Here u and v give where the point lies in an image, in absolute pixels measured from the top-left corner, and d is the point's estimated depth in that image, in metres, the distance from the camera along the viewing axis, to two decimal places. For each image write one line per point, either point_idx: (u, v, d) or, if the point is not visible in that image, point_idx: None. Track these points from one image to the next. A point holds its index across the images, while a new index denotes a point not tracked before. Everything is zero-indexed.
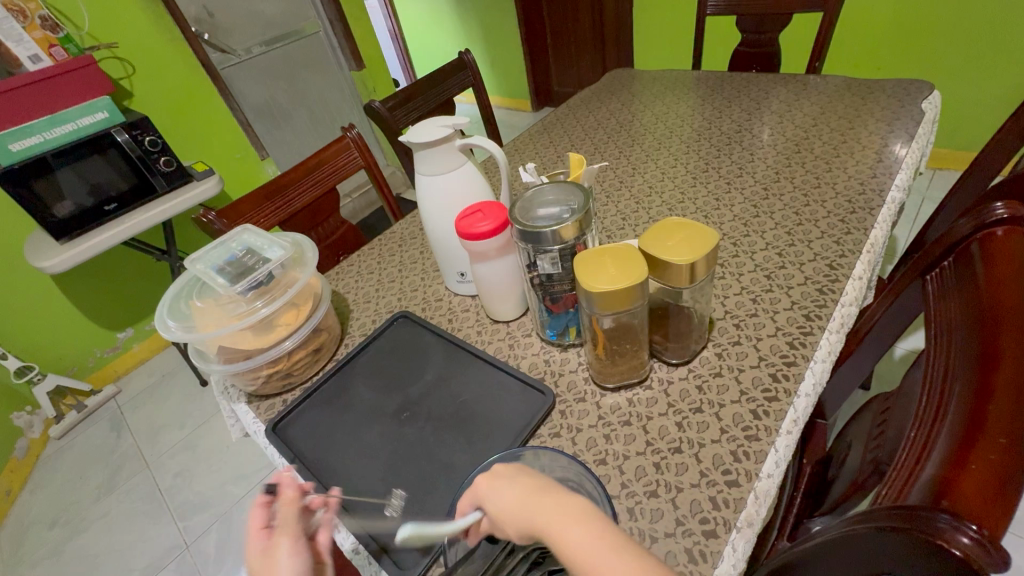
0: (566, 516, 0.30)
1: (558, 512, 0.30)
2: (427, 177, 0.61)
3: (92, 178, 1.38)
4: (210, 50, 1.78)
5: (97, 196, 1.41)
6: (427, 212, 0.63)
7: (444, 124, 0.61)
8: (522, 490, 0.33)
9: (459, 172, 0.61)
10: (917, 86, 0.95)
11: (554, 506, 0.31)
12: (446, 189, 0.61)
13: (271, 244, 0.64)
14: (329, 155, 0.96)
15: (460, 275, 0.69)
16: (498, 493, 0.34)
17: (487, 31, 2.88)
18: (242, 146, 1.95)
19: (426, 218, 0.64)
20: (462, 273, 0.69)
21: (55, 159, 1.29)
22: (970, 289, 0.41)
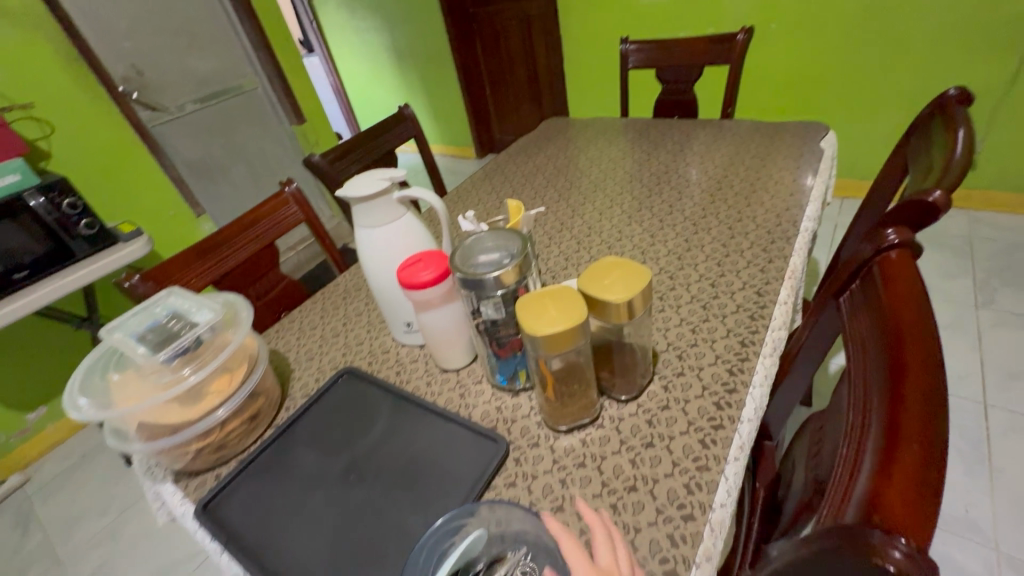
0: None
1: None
2: (368, 229, 0.61)
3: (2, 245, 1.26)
4: (139, 108, 1.73)
5: (6, 263, 1.28)
6: (370, 264, 0.62)
7: (383, 177, 0.61)
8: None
9: (401, 223, 0.61)
10: (815, 127, 1.06)
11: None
12: (389, 240, 0.60)
13: (200, 306, 0.60)
14: (267, 210, 0.93)
15: (406, 326, 0.68)
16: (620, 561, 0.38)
17: (428, 84, 2.98)
18: (174, 203, 1.87)
19: (369, 270, 0.63)
20: (409, 323, 0.67)
21: None
22: (875, 307, 0.44)
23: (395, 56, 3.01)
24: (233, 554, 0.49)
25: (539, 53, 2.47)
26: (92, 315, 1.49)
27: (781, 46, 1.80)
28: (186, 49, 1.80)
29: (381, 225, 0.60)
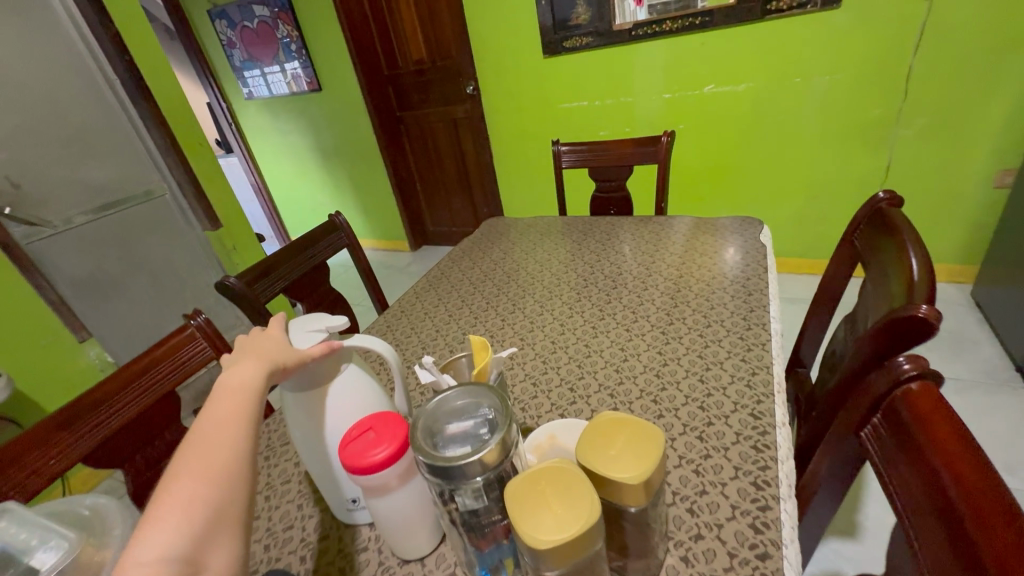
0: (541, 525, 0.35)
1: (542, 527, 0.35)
2: (295, 393, 0.49)
3: None
4: (11, 224, 1.49)
5: None
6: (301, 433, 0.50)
7: (317, 328, 0.51)
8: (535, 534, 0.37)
9: (344, 378, 0.50)
10: (748, 222, 1.11)
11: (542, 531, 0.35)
12: (332, 397, 0.49)
13: (44, 535, 0.39)
14: (166, 351, 0.76)
15: (351, 504, 0.53)
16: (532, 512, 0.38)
17: (356, 181, 2.95)
18: (52, 329, 1.62)
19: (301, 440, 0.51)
20: (354, 501, 0.53)
21: None
22: (917, 454, 0.39)
23: (321, 155, 2.98)
24: None
25: (468, 150, 2.55)
26: None
27: (691, 143, 1.98)
28: (79, 158, 1.62)
29: (320, 385, 0.49)
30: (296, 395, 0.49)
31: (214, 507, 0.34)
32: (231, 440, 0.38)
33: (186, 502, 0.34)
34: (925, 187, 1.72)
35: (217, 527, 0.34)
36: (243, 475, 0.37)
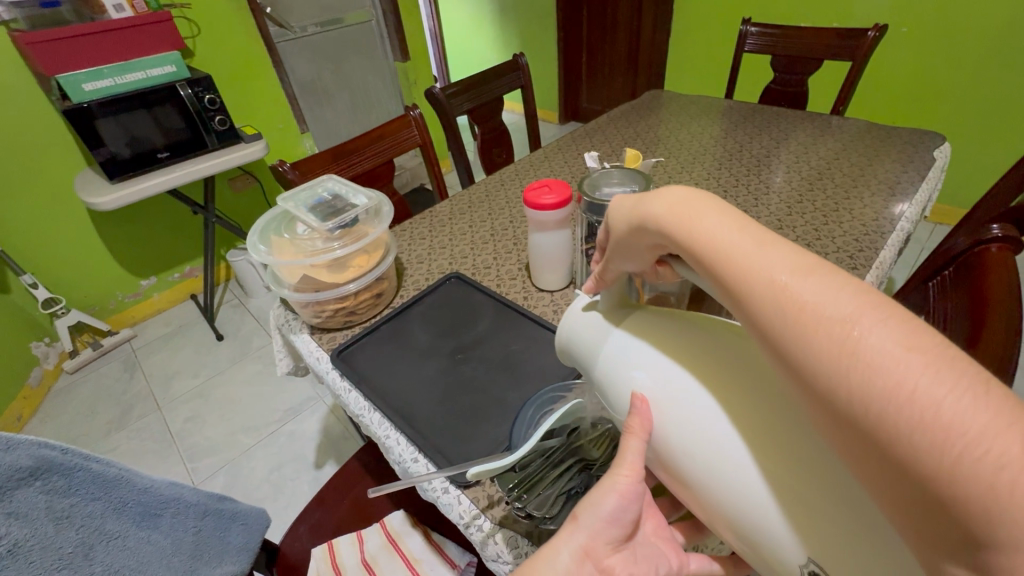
0: (705, 211, 0.29)
1: (690, 205, 0.30)
2: (630, 354, 0.35)
3: (134, 130, 1.43)
4: (269, 23, 1.86)
5: (137, 148, 1.46)
6: (611, 359, 0.36)
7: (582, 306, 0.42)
8: (628, 231, 0.35)
9: (600, 322, 0.38)
10: (931, 137, 1.05)
11: (689, 203, 0.30)
12: (603, 333, 0.37)
13: (356, 193, 0.73)
14: (392, 129, 1.04)
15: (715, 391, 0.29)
16: (620, 245, 0.36)
17: (525, 44, 3.00)
18: (284, 117, 2.05)
19: (621, 363, 0.35)
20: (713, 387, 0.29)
21: (104, 107, 1.35)
22: (966, 289, 0.49)
23: (498, 11, 3.03)
24: (364, 390, 0.61)
25: (645, 27, 2.43)
26: (209, 204, 1.66)
27: (908, 53, 1.71)
28: None
29: (597, 340, 0.38)
30: (639, 352, 0.34)
31: (705, 514, 0.31)
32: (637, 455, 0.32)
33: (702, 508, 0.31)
34: None
35: (728, 533, 0.30)
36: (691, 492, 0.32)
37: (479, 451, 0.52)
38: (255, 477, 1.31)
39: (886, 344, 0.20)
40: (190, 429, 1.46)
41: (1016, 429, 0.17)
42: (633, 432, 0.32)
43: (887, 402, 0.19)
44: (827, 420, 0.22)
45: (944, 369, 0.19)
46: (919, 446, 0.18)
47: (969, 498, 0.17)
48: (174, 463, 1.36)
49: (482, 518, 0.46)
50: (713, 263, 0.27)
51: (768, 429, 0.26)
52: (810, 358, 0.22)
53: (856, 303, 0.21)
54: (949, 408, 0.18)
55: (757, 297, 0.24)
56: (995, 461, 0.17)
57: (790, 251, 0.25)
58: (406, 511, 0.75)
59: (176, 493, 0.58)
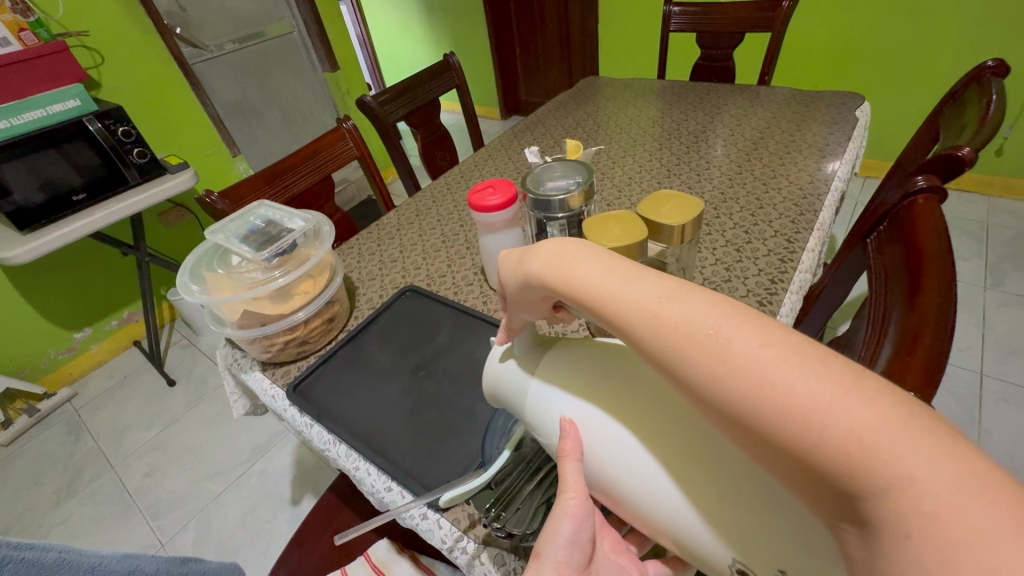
0: (578, 256, 0.28)
1: (564, 254, 0.29)
2: (557, 391, 0.33)
3: (45, 172, 1.31)
4: (182, 44, 1.75)
5: (51, 191, 1.34)
6: (540, 400, 0.34)
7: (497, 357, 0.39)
8: (516, 284, 0.33)
9: (518, 368, 0.37)
10: (851, 97, 1.09)
11: (564, 253, 0.29)
12: (527, 377, 0.36)
13: (291, 216, 0.69)
14: (326, 143, 1.00)
15: (643, 410, 0.29)
16: (514, 295, 0.34)
17: (456, 42, 2.96)
18: (212, 142, 1.94)
19: (550, 402, 0.34)
20: (642, 407, 0.29)
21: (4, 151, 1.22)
22: (900, 239, 0.51)
23: (425, 10, 2.98)
24: (325, 423, 0.57)
25: (574, 15, 2.44)
26: (140, 243, 1.55)
27: (823, 19, 1.79)
28: None
29: (524, 385, 0.36)
30: (564, 390, 0.33)
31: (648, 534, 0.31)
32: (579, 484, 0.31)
33: (645, 528, 0.30)
34: None
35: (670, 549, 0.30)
36: (636, 519, 0.31)
37: (454, 471, 0.50)
38: (227, 525, 1.24)
39: (744, 346, 0.20)
40: (150, 485, 1.36)
41: (847, 394, 0.18)
42: (567, 455, 0.31)
43: (755, 398, 0.19)
44: (719, 425, 0.22)
45: (795, 354, 0.19)
46: (791, 434, 0.19)
47: (832, 464, 0.18)
48: (136, 524, 1.27)
49: (465, 540, 0.45)
50: (593, 305, 0.26)
51: (681, 437, 0.27)
52: (690, 372, 0.22)
53: (713, 312, 0.22)
54: (800, 389, 0.19)
55: (637, 329, 0.24)
56: (843, 425, 0.18)
57: (654, 278, 0.25)
58: (390, 539, 0.72)
59: (132, 565, 0.53)
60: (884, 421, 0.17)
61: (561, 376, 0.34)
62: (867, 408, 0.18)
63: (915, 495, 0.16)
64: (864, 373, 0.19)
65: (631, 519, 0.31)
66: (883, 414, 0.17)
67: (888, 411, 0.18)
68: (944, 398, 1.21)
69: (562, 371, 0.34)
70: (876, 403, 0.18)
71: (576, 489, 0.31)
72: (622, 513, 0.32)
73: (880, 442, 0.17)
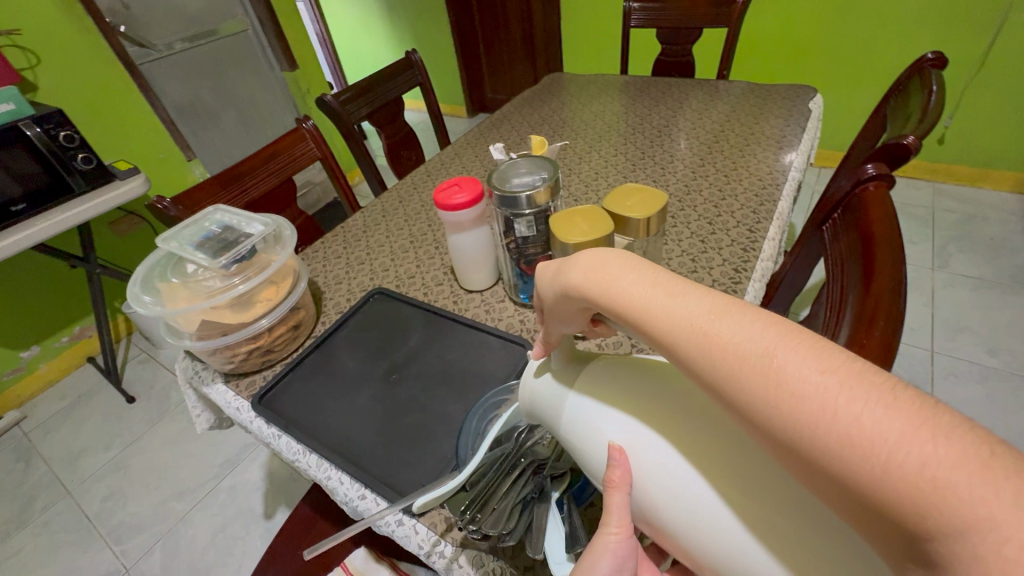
0: (620, 268, 0.28)
1: (606, 266, 0.29)
2: (600, 409, 0.33)
3: None
4: (126, 43, 1.66)
5: None
6: (580, 419, 0.34)
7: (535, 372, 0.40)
8: (555, 297, 0.33)
9: (558, 384, 0.37)
10: (804, 90, 1.13)
11: (606, 265, 0.29)
12: (570, 393, 0.36)
13: (249, 220, 0.67)
14: (285, 145, 0.97)
15: (692, 442, 0.28)
16: (552, 309, 0.34)
17: (419, 40, 2.93)
18: (164, 146, 1.86)
19: (591, 421, 0.33)
20: (693, 437, 0.28)
21: None
22: (854, 226, 0.53)
23: (384, 7, 2.92)
24: (294, 433, 0.56)
25: (536, 11, 2.44)
26: (89, 254, 1.47)
27: (775, 15, 1.85)
28: None
29: (562, 401, 0.36)
30: (607, 408, 0.33)
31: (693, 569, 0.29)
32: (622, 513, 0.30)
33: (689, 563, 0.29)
34: (1019, 85, 1.60)
35: None
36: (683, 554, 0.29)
37: (430, 474, 0.49)
38: (198, 546, 1.19)
39: (804, 370, 0.19)
40: (111, 509, 1.29)
41: (923, 427, 0.17)
42: (615, 486, 0.30)
43: (817, 424, 0.18)
44: (778, 452, 0.21)
45: (860, 382, 0.18)
46: (859, 466, 0.17)
47: (902, 503, 0.16)
48: (97, 551, 1.21)
49: (442, 544, 0.44)
50: (634, 318, 0.26)
51: (727, 463, 0.26)
52: (742, 394, 0.21)
53: (765, 334, 0.21)
54: (871, 423, 0.17)
55: (678, 345, 0.24)
56: (916, 461, 0.16)
57: (700, 293, 0.25)
58: (367, 547, 0.70)
59: None
60: (966, 461, 0.15)
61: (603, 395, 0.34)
62: (943, 446, 0.16)
63: (1002, 542, 0.14)
64: (939, 406, 0.17)
65: (676, 551, 0.30)
66: (964, 454, 0.16)
67: (969, 448, 0.16)
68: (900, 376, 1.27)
69: (605, 390, 0.34)
70: (954, 440, 0.16)
71: (617, 521, 0.30)
72: (664, 544, 0.30)
73: (958, 482, 0.15)
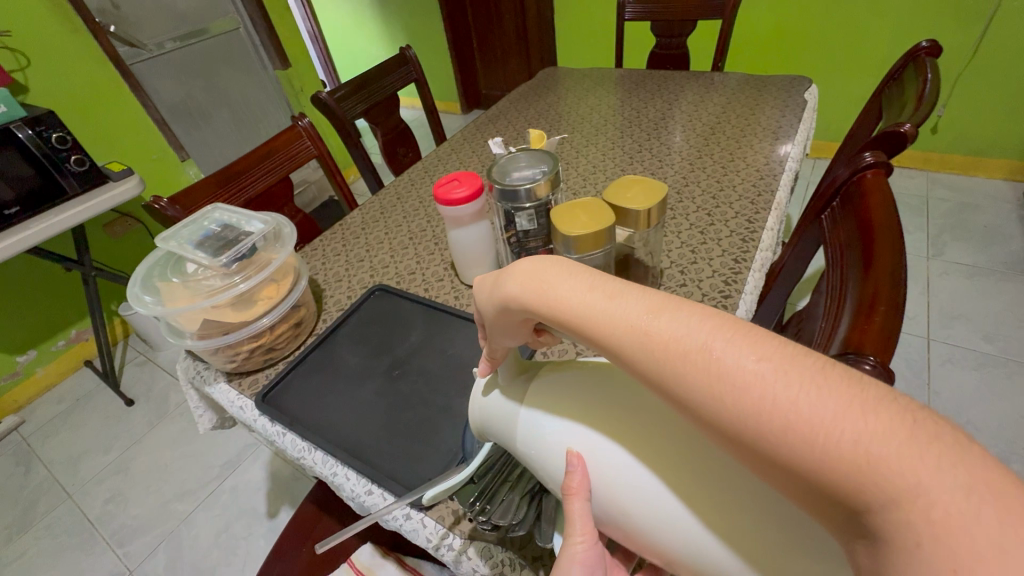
0: (557, 275, 0.27)
1: (545, 274, 0.27)
2: (550, 421, 0.33)
3: None
4: (117, 44, 1.64)
5: None
6: (532, 431, 0.34)
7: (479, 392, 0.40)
8: (493, 310, 0.31)
9: (506, 397, 0.37)
10: (799, 80, 1.14)
11: (544, 273, 0.27)
12: (518, 406, 0.36)
13: (248, 219, 0.66)
14: (281, 143, 0.96)
15: (643, 442, 0.29)
16: (491, 324, 0.33)
17: (412, 36, 2.90)
18: (157, 147, 1.84)
19: (543, 433, 0.33)
20: (642, 439, 0.29)
21: None
22: (853, 214, 0.53)
23: (377, 3, 2.90)
24: (299, 431, 0.56)
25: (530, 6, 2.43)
26: (85, 257, 1.46)
27: (770, 6, 1.85)
28: None
29: (513, 414, 0.36)
30: (558, 419, 0.33)
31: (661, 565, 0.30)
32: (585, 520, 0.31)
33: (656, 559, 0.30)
34: (1012, 73, 1.61)
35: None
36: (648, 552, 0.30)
37: (436, 468, 0.49)
38: (200, 547, 1.19)
39: (740, 360, 0.19)
40: (112, 512, 1.29)
41: (854, 403, 0.17)
42: (574, 493, 0.31)
43: (755, 415, 0.19)
44: (723, 444, 0.21)
45: (793, 367, 0.19)
46: (799, 452, 0.18)
47: (838, 479, 0.17)
48: (100, 554, 1.21)
49: (451, 537, 0.44)
50: (578, 326, 0.25)
51: (679, 450, 0.27)
52: (687, 392, 0.21)
53: (703, 328, 0.21)
54: (807, 405, 0.18)
55: (626, 350, 0.23)
56: (849, 439, 0.17)
57: (642, 293, 0.24)
58: (374, 543, 0.71)
59: None
60: (892, 432, 0.16)
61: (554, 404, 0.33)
62: (870, 418, 0.17)
63: (931, 508, 0.15)
64: (864, 379, 0.18)
65: (643, 550, 0.31)
66: (890, 423, 0.17)
67: (896, 421, 0.17)
68: (897, 363, 1.28)
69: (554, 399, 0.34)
70: (879, 414, 0.17)
71: (581, 528, 0.31)
72: (631, 544, 0.31)
73: (888, 452, 0.16)
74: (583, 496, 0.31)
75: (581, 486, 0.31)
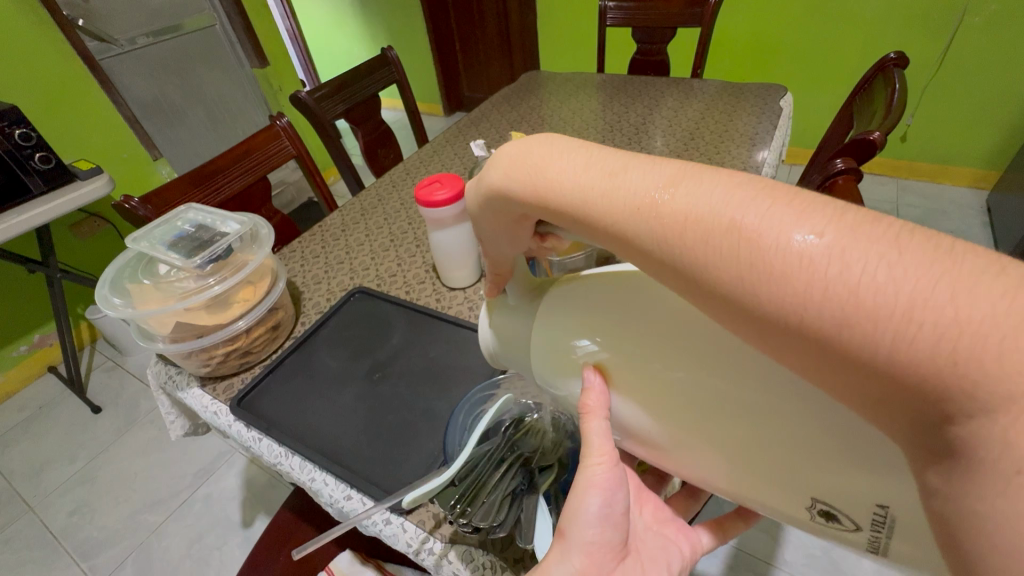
0: (551, 156, 0.27)
1: (538, 159, 0.27)
2: (563, 333, 0.35)
3: None
4: (86, 38, 1.59)
5: None
6: (546, 346, 0.36)
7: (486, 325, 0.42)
8: (486, 207, 0.32)
9: (514, 315, 0.39)
10: (775, 88, 1.16)
11: (535, 156, 0.27)
12: (530, 325, 0.38)
13: (224, 219, 0.65)
14: (259, 143, 0.94)
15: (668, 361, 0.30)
16: (486, 224, 0.34)
17: (394, 37, 2.89)
18: (128, 145, 1.79)
19: (556, 345, 0.36)
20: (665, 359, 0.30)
21: None
22: None
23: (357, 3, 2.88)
24: (277, 436, 0.54)
25: (513, 10, 2.44)
26: (49, 258, 1.40)
27: (745, 17, 1.90)
28: None
29: (523, 334, 0.38)
30: (569, 330, 0.35)
31: (687, 476, 0.35)
32: (603, 439, 0.34)
33: (682, 468, 0.34)
34: (975, 85, 1.69)
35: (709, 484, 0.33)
36: (674, 458, 0.34)
37: (417, 472, 0.48)
38: (172, 558, 1.15)
39: (783, 239, 0.18)
40: (78, 523, 1.24)
41: (934, 286, 0.16)
42: (591, 412, 0.34)
43: (806, 306, 0.18)
44: (778, 355, 0.20)
45: (860, 243, 0.17)
46: (867, 347, 0.17)
47: (923, 381, 0.16)
48: (64, 568, 1.16)
49: (431, 541, 0.44)
50: (574, 211, 0.25)
51: (722, 366, 0.28)
52: (716, 275, 0.20)
53: (727, 196, 0.20)
54: (881, 287, 0.17)
55: (628, 233, 0.23)
56: (932, 332, 0.16)
57: (649, 167, 0.23)
58: (353, 551, 0.69)
59: None
60: (991, 317, 0.15)
61: (570, 316, 0.35)
62: (969, 303, 0.15)
63: None
64: (955, 251, 0.17)
65: (668, 461, 0.35)
66: (994, 306, 0.15)
67: (995, 305, 0.15)
68: None
69: (567, 306, 0.35)
70: (973, 295, 0.15)
71: (601, 446, 0.34)
72: (648, 452, 0.36)
73: (984, 347, 0.15)
74: (601, 412, 0.34)
75: (598, 406, 0.34)
